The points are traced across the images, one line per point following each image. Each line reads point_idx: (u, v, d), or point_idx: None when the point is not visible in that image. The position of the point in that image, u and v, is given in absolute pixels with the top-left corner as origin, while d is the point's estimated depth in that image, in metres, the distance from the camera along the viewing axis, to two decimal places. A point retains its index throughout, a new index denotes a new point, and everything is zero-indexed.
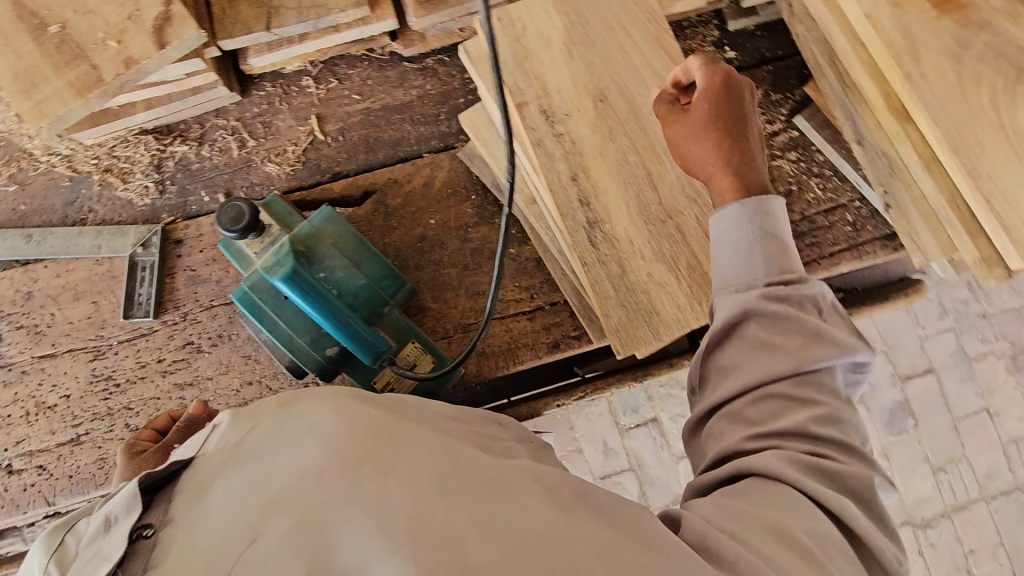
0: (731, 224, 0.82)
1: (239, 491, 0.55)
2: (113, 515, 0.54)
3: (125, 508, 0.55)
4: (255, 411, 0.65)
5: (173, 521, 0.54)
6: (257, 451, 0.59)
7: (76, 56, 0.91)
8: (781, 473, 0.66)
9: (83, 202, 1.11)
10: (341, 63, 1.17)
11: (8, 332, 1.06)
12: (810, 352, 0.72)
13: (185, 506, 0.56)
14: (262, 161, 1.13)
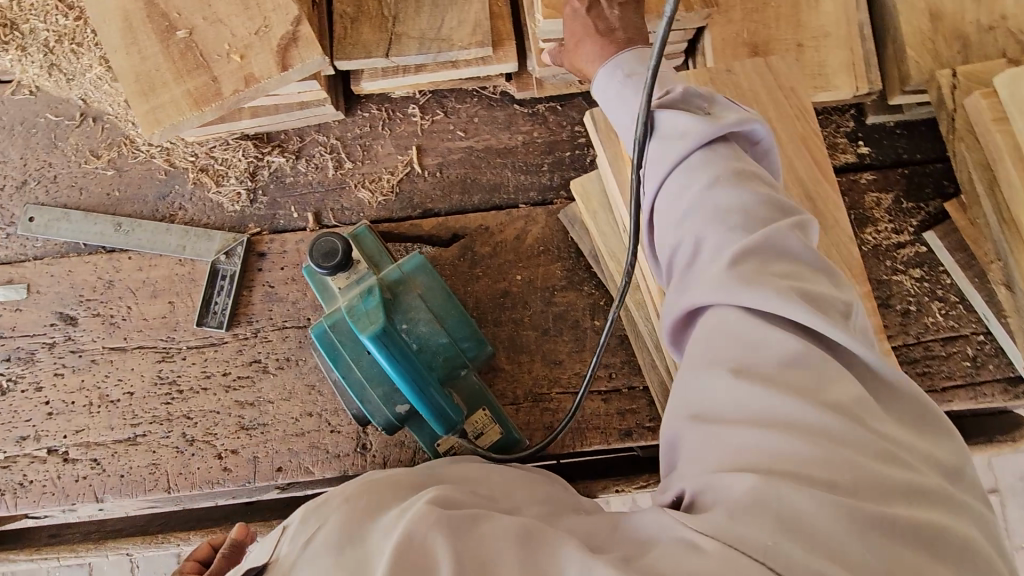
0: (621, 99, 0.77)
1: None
2: None
3: None
4: (318, 505, 0.63)
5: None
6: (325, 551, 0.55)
7: (199, 66, 0.89)
8: (729, 327, 0.57)
9: (175, 198, 1.11)
10: (451, 95, 1.14)
11: (83, 318, 1.06)
12: (723, 187, 0.62)
13: None
14: (355, 185, 1.11)
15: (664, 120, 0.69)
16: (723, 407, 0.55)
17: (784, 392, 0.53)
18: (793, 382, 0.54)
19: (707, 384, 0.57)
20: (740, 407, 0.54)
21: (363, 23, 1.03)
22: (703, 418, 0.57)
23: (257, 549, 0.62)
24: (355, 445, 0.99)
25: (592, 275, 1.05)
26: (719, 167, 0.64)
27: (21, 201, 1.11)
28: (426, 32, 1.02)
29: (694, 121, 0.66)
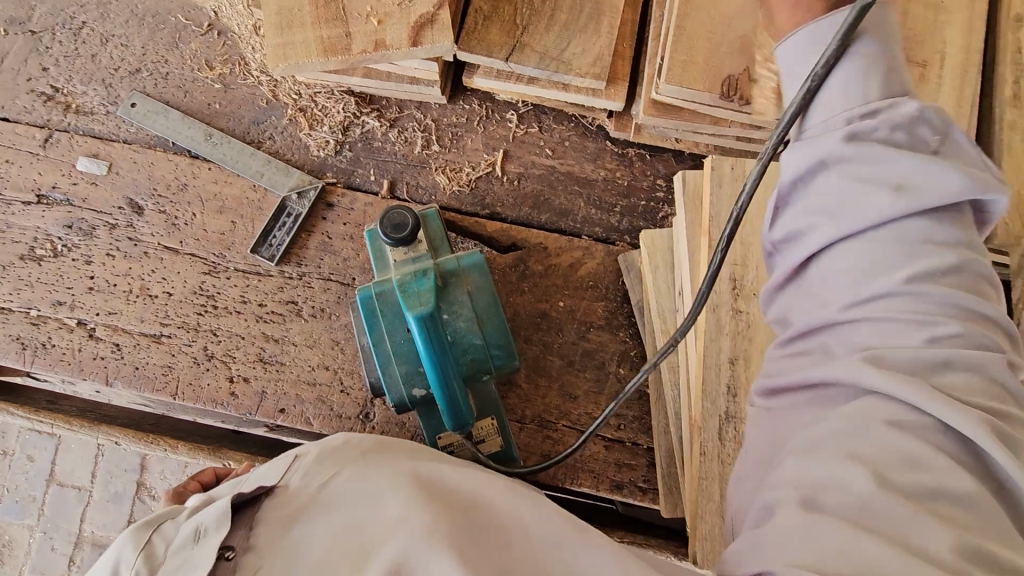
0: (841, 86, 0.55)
1: (321, 544, 0.56)
2: (202, 527, 0.56)
3: (215, 522, 0.56)
4: (334, 448, 0.67)
5: (253, 549, 0.55)
6: (330, 504, 0.60)
7: (338, 18, 0.93)
8: (883, 436, 0.47)
9: (268, 127, 1.15)
10: (551, 113, 1.17)
11: (149, 211, 1.10)
12: (917, 257, 0.51)
13: (267, 537, 0.57)
14: (436, 169, 1.14)
15: (890, 157, 0.52)
16: (835, 496, 0.46)
17: (921, 509, 0.44)
18: (936, 507, 0.45)
19: (825, 469, 0.47)
20: (840, 485, 0.46)
21: (493, 23, 1.06)
22: (809, 501, 0.47)
23: (271, 466, 0.68)
24: (359, 411, 1.02)
25: (630, 324, 1.07)
26: (924, 235, 0.52)
27: (129, 86, 1.16)
28: (549, 50, 1.06)
29: (949, 184, 0.52)
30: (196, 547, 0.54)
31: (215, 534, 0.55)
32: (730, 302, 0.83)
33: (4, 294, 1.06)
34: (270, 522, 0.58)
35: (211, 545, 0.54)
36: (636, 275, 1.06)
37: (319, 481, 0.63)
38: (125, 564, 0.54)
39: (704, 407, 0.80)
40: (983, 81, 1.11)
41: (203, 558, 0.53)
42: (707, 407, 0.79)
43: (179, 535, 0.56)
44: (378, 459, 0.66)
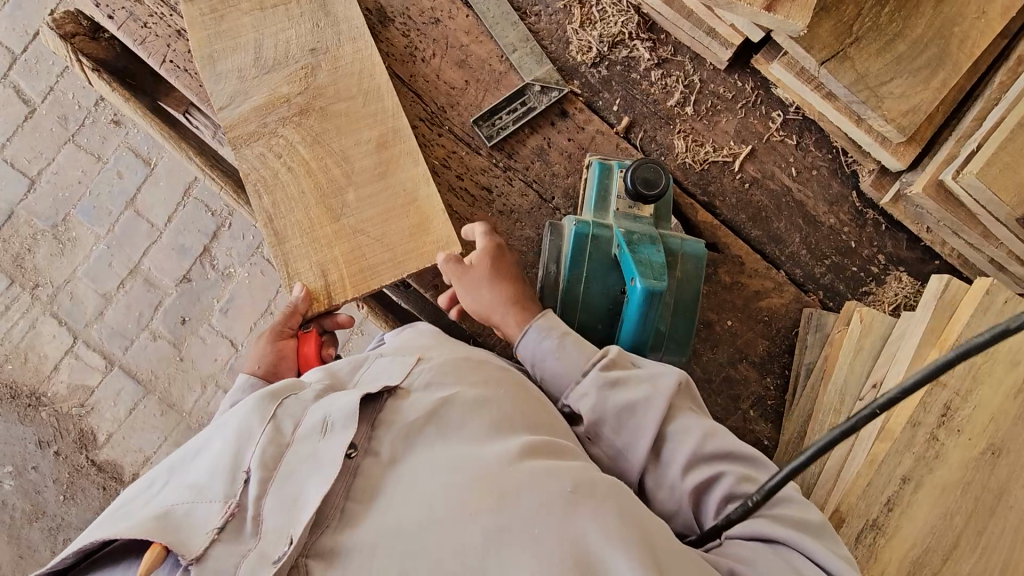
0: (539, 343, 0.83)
1: (444, 474, 0.61)
2: (329, 423, 0.63)
3: (342, 421, 0.63)
4: (454, 371, 0.73)
5: (373, 453, 0.63)
6: (446, 429, 0.66)
7: None
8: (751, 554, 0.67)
9: (540, 4, 1.06)
10: (814, 134, 1.07)
11: (395, 30, 1.04)
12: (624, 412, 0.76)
13: (389, 442, 0.64)
14: (678, 131, 1.06)
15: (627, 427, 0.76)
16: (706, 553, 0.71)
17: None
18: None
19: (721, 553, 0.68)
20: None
21: (830, 18, 0.94)
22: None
23: (387, 363, 0.75)
24: None
25: (781, 375, 1.04)
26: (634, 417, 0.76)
27: None
28: (869, 76, 0.95)
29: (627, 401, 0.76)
30: (323, 443, 0.61)
31: (339, 435, 0.62)
32: (933, 427, 0.79)
33: None
34: (389, 424, 0.66)
35: (337, 446, 0.61)
36: (821, 337, 1.01)
37: (439, 396, 0.69)
38: (257, 435, 0.62)
39: (854, 504, 0.79)
40: None
41: (328, 459, 0.60)
42: (858, 505, 0.79)
43: (307, 421, 0.64)
44: (467, 383, 0.72)
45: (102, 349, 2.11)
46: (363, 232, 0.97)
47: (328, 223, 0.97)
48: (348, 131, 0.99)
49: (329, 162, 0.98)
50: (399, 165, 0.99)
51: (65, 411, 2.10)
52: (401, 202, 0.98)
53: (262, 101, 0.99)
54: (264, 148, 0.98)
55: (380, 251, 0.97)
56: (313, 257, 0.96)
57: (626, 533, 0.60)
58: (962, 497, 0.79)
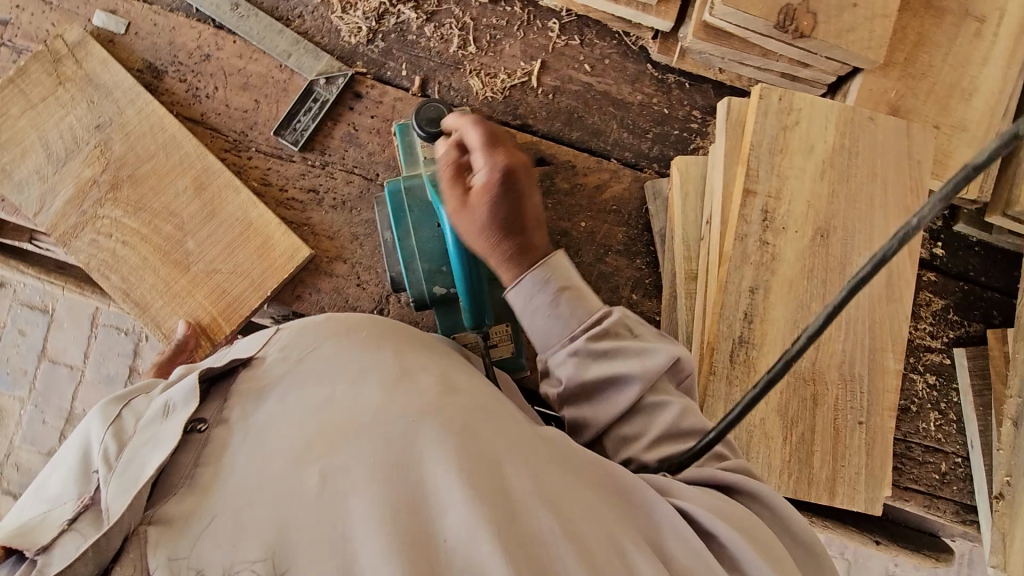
0: (528, 300, 0.72)
1: (289, 427, 0.58)
2: (171, 403, 0.64)
3: (182, 398, 0.64)
4: (311, 330, 0.71)
5: (224, 423, 0.62)
6: (297, 387, 0.63)
7: None
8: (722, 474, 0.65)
9: (298, 5, 1.09)
10: (594, 28, 1.12)
11: (170, 79, 1.05)
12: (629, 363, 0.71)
13: (239, 411, 0.63)
14: (470, 71, 1.10)
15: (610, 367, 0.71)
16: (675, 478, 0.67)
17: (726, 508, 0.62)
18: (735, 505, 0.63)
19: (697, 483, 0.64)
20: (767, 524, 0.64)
21: None
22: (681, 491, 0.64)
23: (249, 340, 0.75)
24: (374, 306, 1.02)
25: (648, 252, 1.07)
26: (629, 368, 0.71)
27: None
28: None
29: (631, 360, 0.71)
30: (163, 423, 0.62)
31: (180, 410, 0.62)
32: (759, 234, 0.83)
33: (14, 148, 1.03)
34: (242, 394, 0.65)
35: (176, 421, 0.61)
36: (661, 203, 1.06)
37: (293, 357, 0.67)
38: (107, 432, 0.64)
39: (718, 330, 0.82)
40: None
41: (165, 435, 0.60)
42: (721, 330, 0.82)
43: (151, 410, 0.65)
44: (332, 344, 0.68)
45: None
46: (216, 271, 0.99)
47: (181, 274, 0.99)
48: (161, 186, 1.00)
49: (159, 222, 0.99)
50: (222, 199, 1.00)
51: None
52: (239, 231, 1.00)
53: (68, 192, 0.99)
54: (93, 233, 0.98)
55: (237, 282, 0.99)
56: (181, 310, 0.98)
57: (466, 447, 0.56)
58: (810, 285, 0.83)
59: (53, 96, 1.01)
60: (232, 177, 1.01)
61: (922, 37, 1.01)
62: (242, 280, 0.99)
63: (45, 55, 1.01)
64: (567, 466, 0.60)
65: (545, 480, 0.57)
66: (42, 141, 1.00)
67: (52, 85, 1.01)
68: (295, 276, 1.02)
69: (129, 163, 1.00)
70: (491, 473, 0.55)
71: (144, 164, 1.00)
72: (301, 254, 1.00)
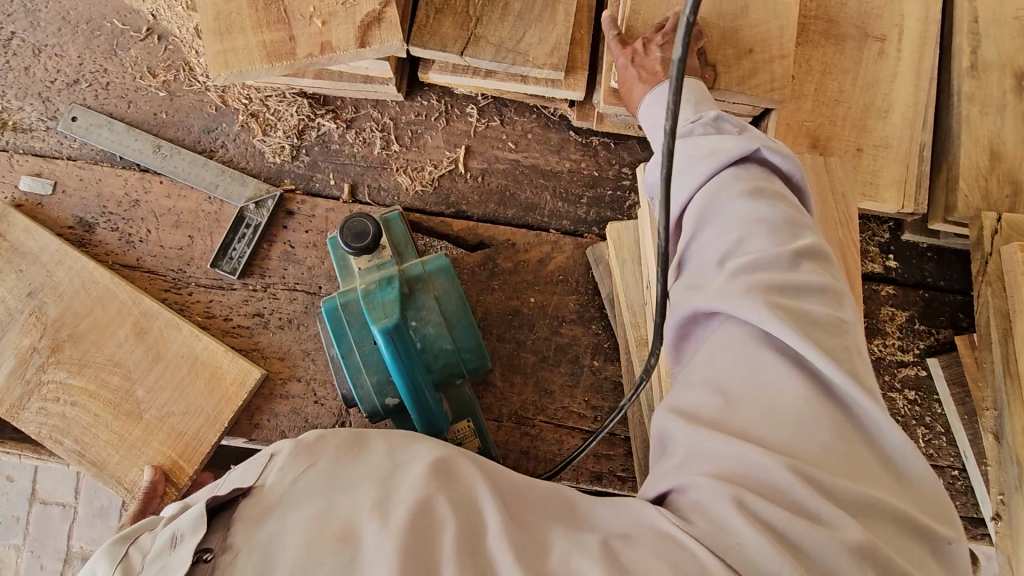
0: (652, 118, 0.86)
1: (294, 533, 0.51)
2: (180, 533, 0.53)
3: (192, 526, 0.53)
4: (308, 440, 0.61)
5: (232, 547, 0.51)
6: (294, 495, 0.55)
7: (280, 21, 0.88)
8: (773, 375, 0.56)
9: (220, 135, 1.11)
10: (512, 106, 1.14)
11: (102, 230, 1.06)
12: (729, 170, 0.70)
13: (245, 532, 0.53)
14: (397, 169, 1.11)
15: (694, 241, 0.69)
16: (742, 391, 0.57)
17: (782, 435, 0.54)
18: (793, 428, 0.54)
19: (746, 406, 0.56)
20: (758, 406, 0.56)
21: (445, 15, 1.02)
22: (729, 426, 0.56)
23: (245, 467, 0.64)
24: (335, 421, 1.00)
25: (602, 315, 1.06)
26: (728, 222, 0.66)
27: (68, 99, 1.11)
28: (505, 41, 1.02)
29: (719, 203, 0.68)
30: (173, 555, 0.51)
31: (192, 539, 0.52)
32: None
33: None
34: (247, 519, 0.54)
35: (187, 554, 0.51)
36: (605, 267, 1.05)
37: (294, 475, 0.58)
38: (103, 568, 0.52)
39: None
40: (941, 51, 1.08)
41: (178, 570, 0.50)
42: None
43: (159, 537, 0.53)
44: (331, 446, 0.60)
45: None
46: (169, 411, 0.98)
47: (135, 423, 0.98)
48: (103, 339, 1.00)
49: (104, 376, 0.99)
50: (162, 339, 1.00)
51: None
52: (187, 367, 0.99)
53: (10, 365, 0.99)
54: (45, 398, 0.98)
55: (192, 420, 0.98)
56: (138, 463, 0.96)
57: (464, 524, 0.53)
58: None
59: None
60: (173, 317, 1.01)
61: (828, 64, 1.02)
62: (197, 416, 0.98)
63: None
64: (576, 527, 0.56)
65: (555, 547, 0.53)
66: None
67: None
68: (249, 402, 1.01)
69: (71, 320, 1.00)
70: (477, 551, 0.52)
71: (84, 321, 1.00)
72: (250, 378, 0.99)
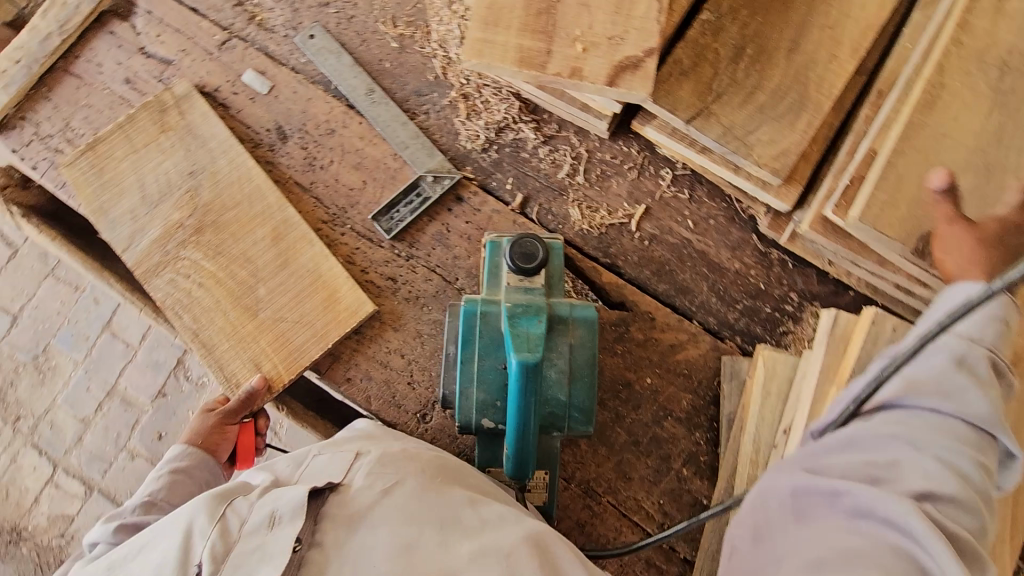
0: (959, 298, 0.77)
1: (385, 558, 0.60)
2: (278, 515, 0.61)
3: (290, 513, 0.61)
4: (393, 456, 0.75)
5: (321, 546, 0.61)
6: (384, 510, 0.66)
7: (545, 32, 0.88)
8: None
9: (428, 102, 1.14)
10: (706, 186, 1.11)
11: (293, 144, 1.11)
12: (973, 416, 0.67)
13: (334, 535, 0.62)
14: (572, 200, 1.10)
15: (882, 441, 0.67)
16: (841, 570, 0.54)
17: None
18: None
19: None
20: None
21: (688, 81, 1.00)
22: None
23: (328, 462, 0.75)
24: (418, 410, 1.01)
25: (710, 427, 1.00)
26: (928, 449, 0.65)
27: (313, 17, 1.17)
28: (736, 128, 0.99)
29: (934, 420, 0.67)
30: (269, 535, 0.59)
31: (287, 527, 0.60)
32: None
33: (117, 170, 1.08)
34: (334, 519, 0.64)
35: (286, 538, 0.59)
36: (736, 383, 0.99)
37: (380, 491, 0.68)
38: (204, 531, 0.60)
39: None
40: None
41: (276, 551, 0.58)
42: None
43: (253, 514, 0.62)
44: (426, 489, 0.70)
45: (81, 474, 2.14)
46: (280, 321, 1.01)
47: (249, 320, 1.01)
48: (242, 234, 1.04)
49: (234, 267, 1.03)
50: (299, 251, 1.04)
51: (47, 544, 2.09)
52: (310, 284, 1.03)
53: (162, 231, 1.04)
54: (183, 272, 1.03)
55: (302, 331, 1.01)
56: (243, 355, 0.99)
57: None
58: None
59: (172, 138, 1.08)
60: (319, 251, 1.04)
61: None
62: (304, 333, 1.01)
63: (151, 106, 1.10)
64: None
65: None
66: (155, 174, 1.07)
67: (161, 125, 1.08)
68: (357, 328, 1.03)
69: (231, 207, 1.05)
70: None
71: (256, 226, 1.05)
72: (363, 311, 1.02)
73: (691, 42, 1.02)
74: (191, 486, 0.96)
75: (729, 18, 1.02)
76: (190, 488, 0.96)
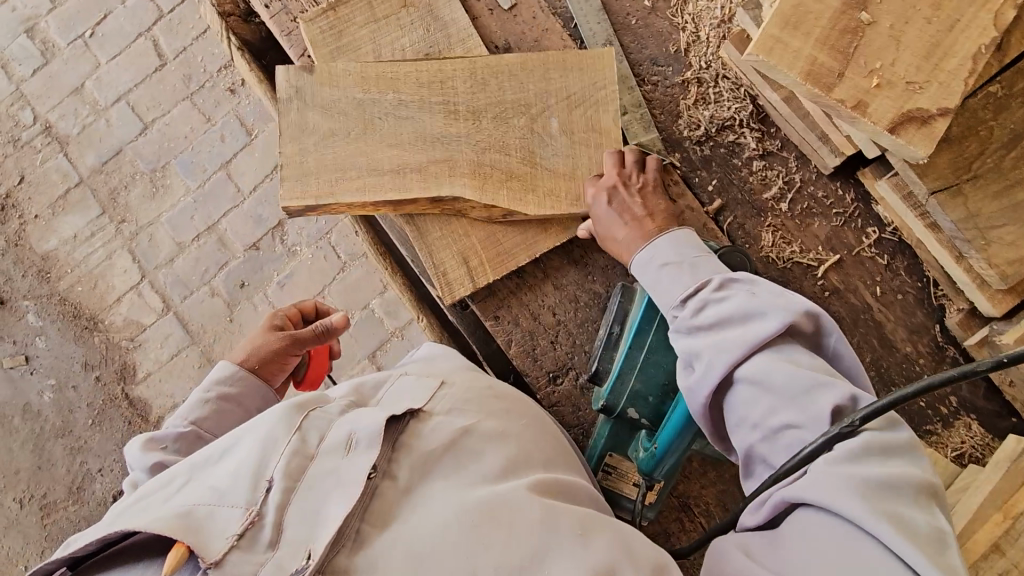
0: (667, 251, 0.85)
1: (455, 501, 0.64)
2: (355, 441, 0.66)
3: (368, 441, 0.65)
4: (469, 402, 0.77)
5: (392, 479, 0.65)
6: (466, 457, 0.70)
7: (844, 53, 0.82)
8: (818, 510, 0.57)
9: (660, 73, 1.09)
10: (908, 258, 1.05)
11: None
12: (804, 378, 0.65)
13: (409, 469, 0.67)
14: (768, 225, 1.06)
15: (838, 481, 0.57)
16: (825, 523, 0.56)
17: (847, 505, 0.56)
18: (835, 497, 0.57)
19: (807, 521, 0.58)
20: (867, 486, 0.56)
21: (949, 151, 0.91)
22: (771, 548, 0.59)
23: (410, 388, 0.78)
24: (551, 370, 1.03)
25: None
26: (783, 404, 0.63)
27: None
28: (980, 217, 0.92)
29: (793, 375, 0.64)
30: (346, 459, 0.64)
31: (363, 456, 0.64)
32: None
33: (345, 35, 1.06)
34: (409, 452, 0.68)
35: (360, 466, 0.63)
36: None
37: (458, 429, 0.72)
38: (280, 447, 0.64)
39: None
40: None
41: (351, 476, 0.62)
42: None
43: (333, 436, 0.66)
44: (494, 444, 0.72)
45: (163, 292, 2.25)
46: (493, 221, 1.02)
47: (463, 214, 1.03)
48: None
49: None
50: None
51: (117, 342, 2.23)
52: (606, 85, 1.02)
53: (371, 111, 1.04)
54: (390, 155, 1.01)
55: (512, 237, 1.03)
56: (454, 247, 1.02)
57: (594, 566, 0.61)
58: None
59: (408, 23, 1.06)
60: None
61: None
62: (516, 240, 1.03)
63: None
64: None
65: None
66: (376, 55, 1.06)
67: (398, 5, 1.06)
68: (559, 248, 1.05)
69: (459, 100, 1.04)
70: None
71: None
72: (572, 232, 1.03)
73: (967, 111, 0.91)
74: (234, 415, 0.91)
75: (1020, 99, 0.90)
76: (235, 417, 0.91)
